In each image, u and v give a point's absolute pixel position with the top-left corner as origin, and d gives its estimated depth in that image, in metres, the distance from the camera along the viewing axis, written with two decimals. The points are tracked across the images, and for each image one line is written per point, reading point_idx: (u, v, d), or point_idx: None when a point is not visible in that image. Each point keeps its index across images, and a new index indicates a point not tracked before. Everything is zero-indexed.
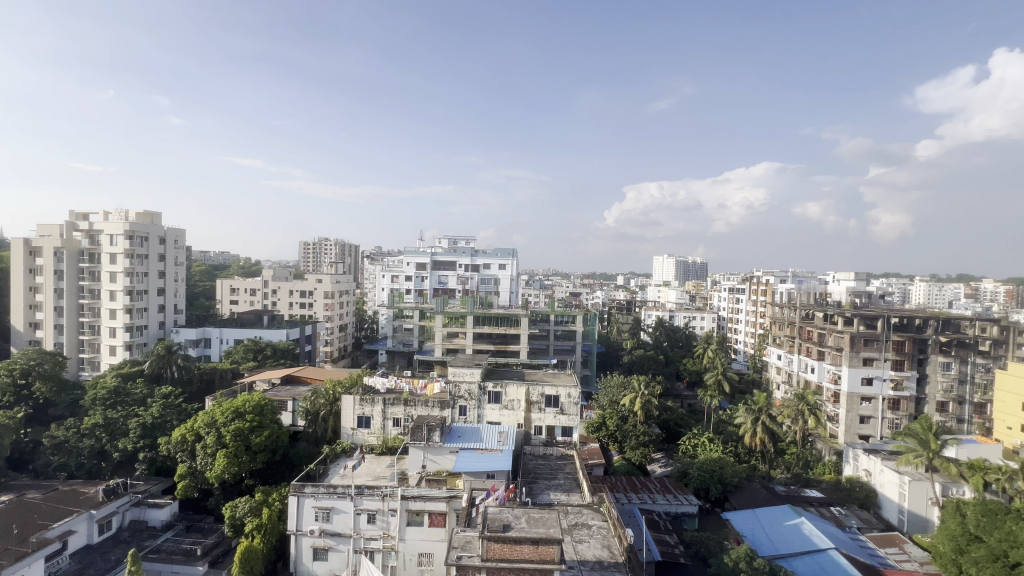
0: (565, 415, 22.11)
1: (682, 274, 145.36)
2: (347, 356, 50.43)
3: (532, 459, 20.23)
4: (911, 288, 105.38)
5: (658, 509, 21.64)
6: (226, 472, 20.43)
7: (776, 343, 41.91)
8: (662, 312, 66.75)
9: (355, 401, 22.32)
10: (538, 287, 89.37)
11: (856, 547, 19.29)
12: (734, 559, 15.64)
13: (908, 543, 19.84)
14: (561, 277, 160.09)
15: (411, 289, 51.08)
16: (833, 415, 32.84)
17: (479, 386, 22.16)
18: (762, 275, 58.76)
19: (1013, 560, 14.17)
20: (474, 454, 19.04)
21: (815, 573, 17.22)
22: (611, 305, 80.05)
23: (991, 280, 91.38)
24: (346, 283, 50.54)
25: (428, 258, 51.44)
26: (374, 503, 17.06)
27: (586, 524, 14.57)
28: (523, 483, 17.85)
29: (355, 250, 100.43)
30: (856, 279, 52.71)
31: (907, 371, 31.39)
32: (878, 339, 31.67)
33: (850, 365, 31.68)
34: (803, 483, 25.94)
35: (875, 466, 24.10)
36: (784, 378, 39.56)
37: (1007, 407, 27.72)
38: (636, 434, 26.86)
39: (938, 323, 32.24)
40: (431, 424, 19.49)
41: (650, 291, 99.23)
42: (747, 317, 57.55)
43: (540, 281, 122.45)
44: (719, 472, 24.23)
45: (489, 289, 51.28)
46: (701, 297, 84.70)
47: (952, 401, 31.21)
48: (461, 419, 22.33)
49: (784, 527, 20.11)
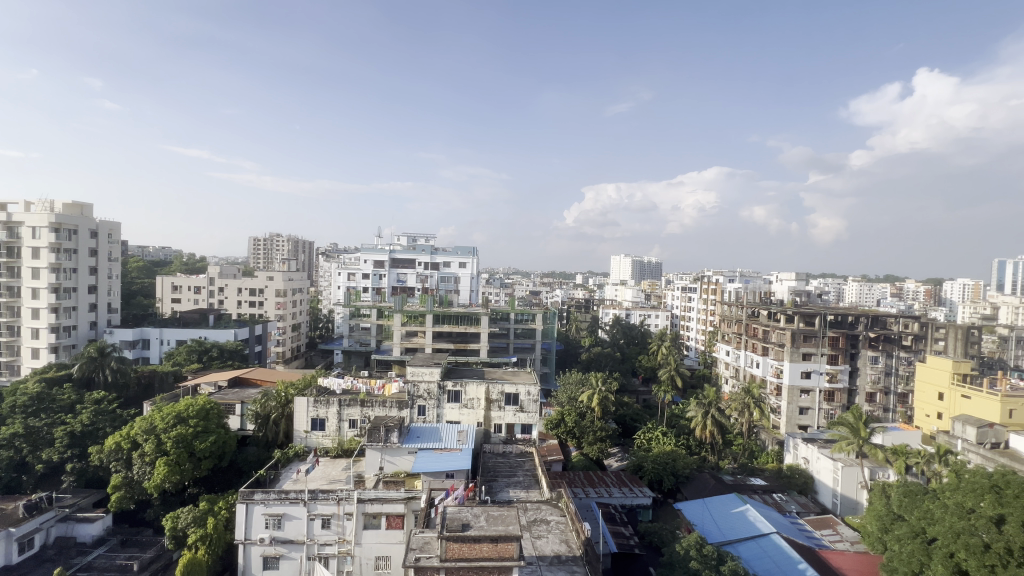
0: (525, 413, 22.30)
1: (638, 273, 149.76)
2: (301, 356, 48.72)
3: (491, 458, 20.23)
4: (844, 287, 113.27)
5: (614, 502, 22.24)
6: (167, 482, 19.26)
7: (725, 340, 43.99)
8: (619, 311, 68.62)
9: (309, 402, 21.61)
10: (499, 286, 89.65)
11: (795, 530, 20.59)
12: (685, 547, 16.31)
13: (841, 524, 21.40)
14: (521, 276, 161.01)
15: (368, 287, 49.98)
16: (775, 407, 34.86)
17: (439, 385, 21.98)
18: (712, 275, 61.53)
19: (929, 535, 15.47)
20: (433, 454, 18.90)
21: (758, 557, 18.27)
22: (570, 303, 81.41)
23: (913, 280, 99.74)
24: (299, 281, 48.73)
25: (387, 256, 50.47)
26: (329, 508, 16.58)
27: (545, 520, 14.79)
28: (482, 482, 17.86)
29: (309, 247, 96.99)
30: (797, 279, 56.18)
31: (841, 365, 33.78)
32: (816, 336, 33.94)
33: (792, 359, 33.74)
34: (748, 472, 27.48)
35: (812, 453, 25.82)
36: (731, 373, 41.62)
37: (925, 396, 30.41)
38: (594, 429, 27.46)
39: (867, 320, 34.92)
40: (388, 425, 19.14)
41: (607, 290, 101.70)
42: (698, 315, 60.02)
43: (500, 279, 122.64)
44: (672, 464, 25.21)
45: (449, 288, 50.84)
46: (656, 295, 87.55)
47: (880, 391, 33.87)
48: (420, 419, 22.11)
49: (731, 515, 21.20)
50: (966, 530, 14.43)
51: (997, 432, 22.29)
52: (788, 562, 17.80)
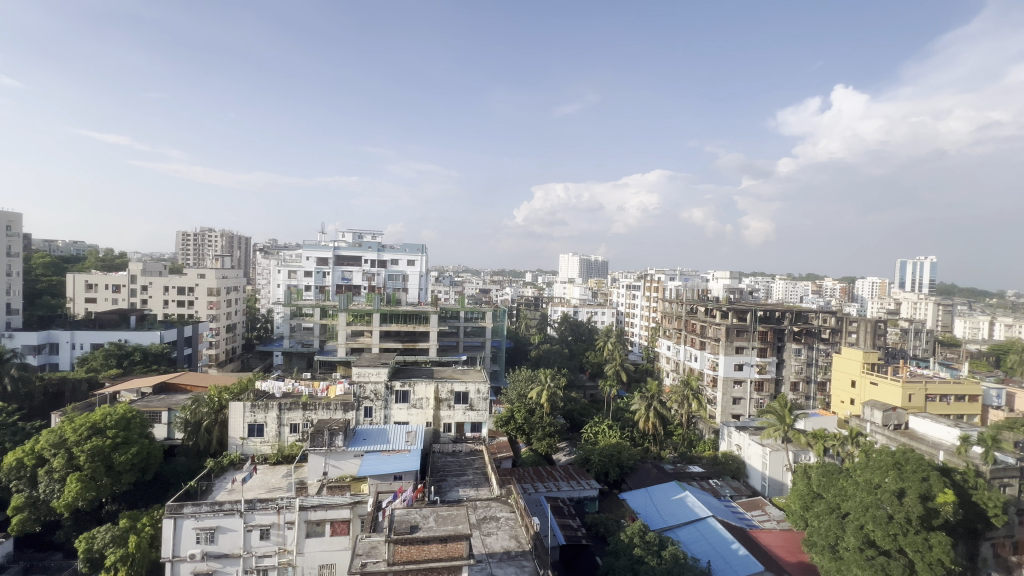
0: (475, 411, 22.21)
1: (586, 271, 153.22)
2: (236, 359, 45.87)
3: (440, 457, 19.97)
4: (771, 284, 121.64)
5: (562, 496, 22.68)
6: (80, 500, 17.51)
7: (666, 335, 45.97)
8: (567, 308, 70.04)
9: (245, 407, 20.39)
10: (448, 283, 88.79)
11: (729, 512, 21.92)
12: (629, 536, 16.94)
13: (769, 505, 23.04)
14: (470, 275, 160.19)
15: (310, 285, 47.81)
16: (711, 397, 36.93)
17: (386, 385, 21.46)
18: (655, 274, 64.15)
19: (843, 510, 16.95)
20: (380, 456, 18.42)
21: (696, 540, 19.30)
22: (519, 301, 82.13)
23: (830, 279, 109.07)
24: (234, 279, 45.82)
25: (331, 252, 48.55)
26: (268, 517, 15.76)
27: (495, 517, 14.84)
28: (431, 482, 17.64)
29: (245, 242, 91.31)
30: (731, 277, 59.74)
31: (769, 357, 36.33)
32: (747, 330, 36.25)
33: (726, 353, 35.85)
34: (687, 460, 29.00)
35: (744, 440, 27.60)
36: (672, 367, 43.65)
37: (840, 384, 33.35)
38: (543, 425, 27.87)
39: (792, 315, 37.76)
40: (333, 429, 18.47)
41: (557, 288, 103.51)
42: (642, 312, 62.41)
43: (449, 275, 121.30)
44: (618, 456, 26.04)
45: (397, 286, 49.61)
46: (602, 293, 89.92)
47: (802, 380, 36.83)
48: (367, 421, 21.46)
49: (672, 501, 22.24)
50: (874, 504, 16.03)
51: (899, 414, 24.83)
52: (723, 543, 18.94)
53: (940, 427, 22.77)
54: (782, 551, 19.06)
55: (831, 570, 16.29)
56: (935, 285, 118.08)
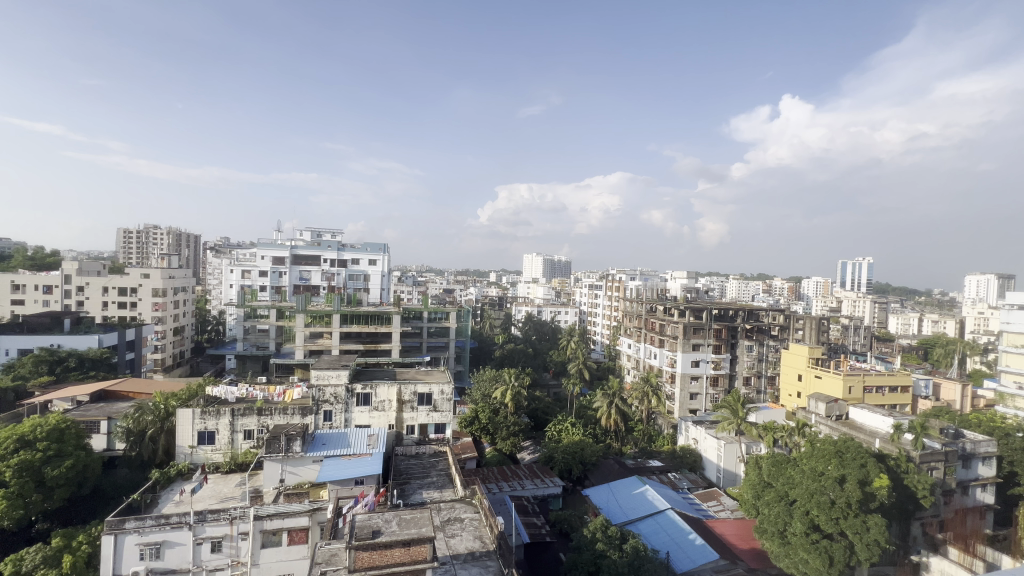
0: (438, 412, 21.96)
1: (550, 271, 154.67)
2: (184, 363, 43.48)
3: (403, 460, 19.66)
4: (725, 283, 126.72)
5: (526, 494, 22.81)
6: (5, 519, 16.12)
7: (627, 333, 47.08)
8: (531, 308, 70.54)
9: (195, 414, 19.39)
10: (412, 283, 87.55)
11: (686, 504, 22.70)
12: (592, 531, 17.23)
13: (723, 495, 24.03)
14: (434, 275, 158.43)
15: (266, 285, 45.98)
16: (670, 393, 38.16)
17: (347, 388, 20.91)
18: (616, 274, 65.61)
19: (791, 498, 17.80)
20: (340, 461, 17.95)
21: (655, 533, 19.89)
22: (484, 301, 82.04)
23: (779, 279, 114.91)
24: (182, 279, 43.40)
25: (287, 251, 46.76)
26: (220, 529, 15.05)
27: (459, 518, 14.75)
28: (394, 485, 17.33)
29: (195, 240, 86.61)
30: (688, 277, 61.87)
31: (723, 353, 37.88)
32: (703, 328, 37.65)
33: (683, 350, 37.10)
34: (647, 455, 29.84)
35: (700, 434, 28.65)
36: (632, 364, 44.75)
37: (788, 377, 35.20)
38: (507, 425, 27.94)
39: (744, 313, 39.54)
40: (290, 434, 17.86)
41: (521, 288, 103.97)
42: (604, 311, 63.63)
43: (413, 276, 119.60)
44: (581, 453, 26.44)
45: (357, 286, 48.34)
46: (566, 293, 91.13)
47: (754, 375, 38.60)
48: (327, 425, 20.85)
49: (633, 495, 22.79)
50: (818, 490, 17.05)
51: (840, 406, 26.41)
52: (680, 534, 19.60)
53: (876, 417, 24.43)
54: (735, 539, 19.96)
55: (779, 555, 17.22)
56: (871, 284, 126.65)
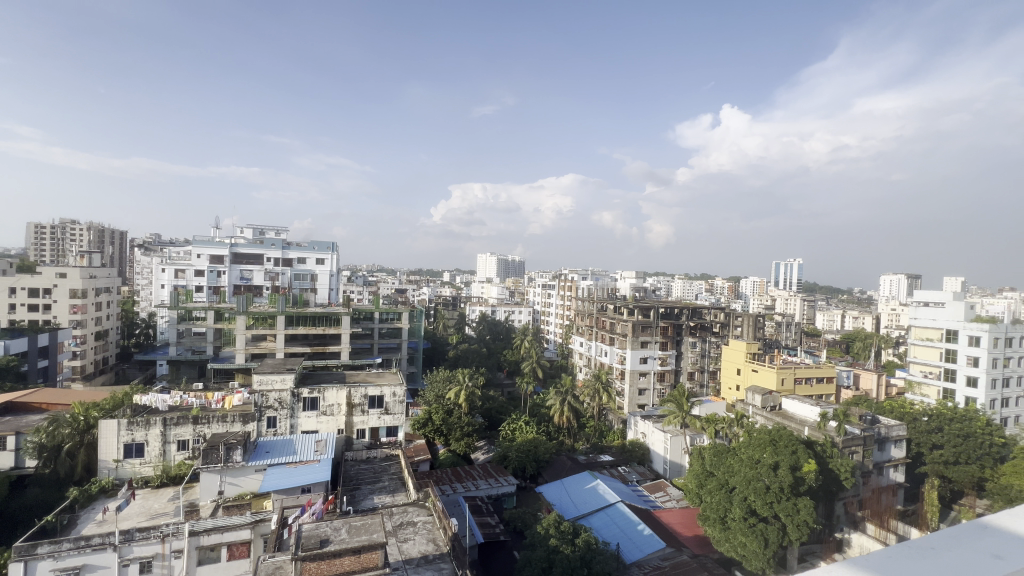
0: (390, 415, 21.42)
1: (504, 270, 155.30)
2: (108, 371, 39.98)
3: (353, 465, 19.08)
4: (671, 283, 132.19)
5: (480, 494, 22.78)
6: None
7: (578, 332, 48.13)
8: (485, 308, 70.57)
9: (120, 425, 17.90)
10: (362, 283, 85.09)
11: (635, 496, 23.48)
12: (545, 527, 17.44)
13: (670, 486, 25.05)
14: (386, 275, 154.76)
15: (202, 286, 43.19)
16: (620, 389, 39.39)
17: (292, 393, 20.00)
18: (568, 274, 66.94)
19: (730, 485, 18.81)
20: (285, 469, 17.15)
21: (606, 526, 20.41)
22: (438, 300, 81.18)
23: (720, 279, 121.45)
24: (105, 279, 39.91)
25: (226, 249, 44.10)
26: (150, 548, 13.95)
27: (411, 522, 14.49)
28: (344, 492, 16.76)
29: (120, 236, 79.78)
30: (637, 277, 64.15)
31: (669, 350, 39.51)
32: (651, 326, 39.10)
33: (632, 348, 38.40)
34: (598, 450, 30.65)
35: (648, 428, 29.73)
36: (584, 362, 45.78)
37: (728, 371, 37.27)
38: (461, 425, 27.73)
39: (688, 312, 41.46)
40: (230, 443, 16.88)
41: (475, 288, 103.81)
42: (557, 311, 64.71)
43: (364, 275, 116.55)
44: (534, 451, 26.69)
45: (304, 286, 46.34)
46: (519, 292, 91.90)
47: (697, 370, 40.57)
48: (270, 432, 19.86)
49: (585, 490, 23.28)
50: (754, 477, 18.16)
51: (774, 397, 28.22)
52: (630, 525, 20.25)
53: (805, 406, 26.33)
54: (680, 527, 20.87)
55: (720, 540, 18.20)
56: (800, 283, 136.65)
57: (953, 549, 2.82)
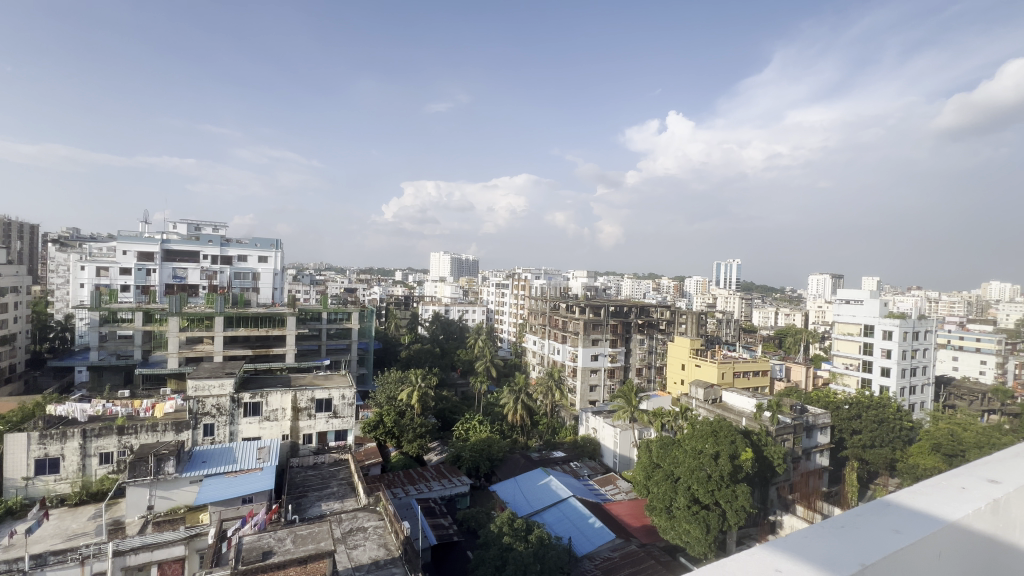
0: (339, 418, 20.65)
1: (457, 270, 154.02)
2: (17, 379, 36.08)
3: (299, 472, 18.27)
4: (622, 282, 136.21)
5: (433, 496, 22.49)
6: None
7: (532, 331, 48.67)
8: (438, 308, 69.87)
9: (31, 439, 16.22)
10: (310, 283, 81.82)
11: (587, 490, 23.98)
12: (499, 526, 17.46)
13: (619, 479, 25.81)
14: (334, 274, 149.61)
15: (129, 285, 39.92)
16: (572, 386, 40.19)
17: (232, 398, 18.85)
18: (522, 274, 67.54)
19: (675, 475, 19.63)
20: (224, 479, 16.15)
21: (559, 521, 20.73)
22: (390, 299, 79.44)
23: (666, 278, 126.69)
24: (13, 278, 36.01)
25: (156, 246, 40.87)
26: (68, 572, 12.74)
27: (361, 528, 14.02)
28: (289, 500, 16.00)
29: (32, 231, 72.25)
30: (588, 277, 65.76)
31: (618, 347, 40.75)
32: (602, 324, 40.17)
33: (584, 346, 39.26)
34: (551, 446, 31.10)
35: (598, 423, 30.52)
36: (537, 360, 46.38)
37: (673, 367, 38.93)
38: (413, 426, 27.26)
39: (636, 310, 42.92)
40: (161, 454, 15.69)
41: (428, 287, 102.44)
42: (510, 309, 65.11)
43: (311, 275, 112.04)
44: (488, 449, 26.64)
45: (245, 286, 43.86)
46: (473, 292, 91.75)
47: (645, 366, 42.14)
48: (207, 440, 18.64)
49: (538, 486, 23.54)
50: (697, 467, 19.10)
51: (715, 391, 29.77)
52: (582, 519, 20.67)
53: (743, 398, 28.00)
54: (629, 518, 21.59)
55: (665, 528, 18.94)
56: (739, 283, 145.19)
57: (860, 526, 3.06)
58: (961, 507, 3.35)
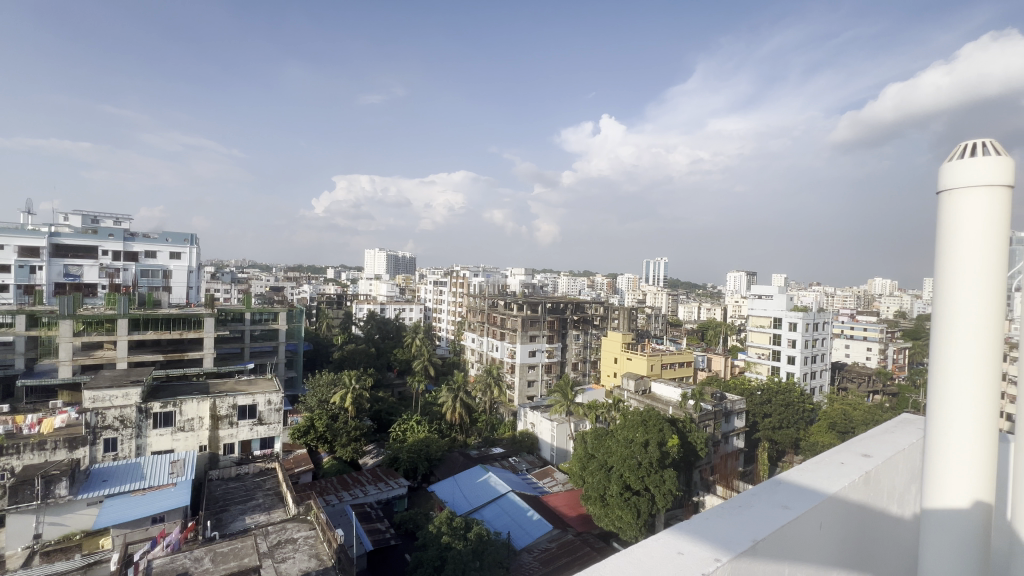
0: (264, 425, 19.32)
1: (393, 268, 149.84)
2: None
3: (219, 484, 16.94)
4: (559, 279, 138.84)
5: (369, 500, 21.76)
6: None
7: (470, 328, 48.50)
8: (374, 306, 67.60)
9: None
10: (229, 281, 75.81)
11: (525, 484, 24.32)
12: (437, 526, 17.24)
13: (556, 472, 26.46)
14: (259, 272, 139.82)
15: (8, 285, 34.90)
16: (510, 382, 40.52)
17: (138, 409, 17.07)
18: (460, 271, 67.01)
19: (609, 465, 20.43)
20: (130, 498, 14.57)
21: (498, 517, 20.86)
22: (321, 298, 75.64)
23: (600, 276, 131.45)
24: None
25: (43, 240, 36.03)
26: None
27: (290, 539, 13.16)
28: (207, 516, 14.78)
29: None
30: (526, 274, 66.56)
31: (555, 343, 41.66)
32: (539, 321, 40.85)
33: (522, 342, 39.71)
34: (490, 443, 31.20)
35: (536, 418, 31.06)
36: (476, 357, 46.30)
37: (607, 360, 40.42)
38: (347, 430, 26.16)
39: (572, 306, 44.09)
40: (50, 475, 13.90)
41: (362, 285, 98.79)
42: (449, 307, 64.42)
43: (231, 273, 103.88)
44: (426, 450, 26.16)
45: (153, 284, 39.83)
46: (410, 289, 89.73)
47: (580, 361, 43.48)
48: (109, 457, 16.76)
49: (476, 484, 23.53)
50: (629, 455, 20.02)
51: (644, 382, 31.30)
52: (521, 513, 20.94)
53: (670, 388, 29.71)
54: (566, 509, 22.21)
55: (600, 516, 19.73)
56: (666, 280, 153.72)
57: (755, 504, 3.34)
58: (838, 481, 3.77)
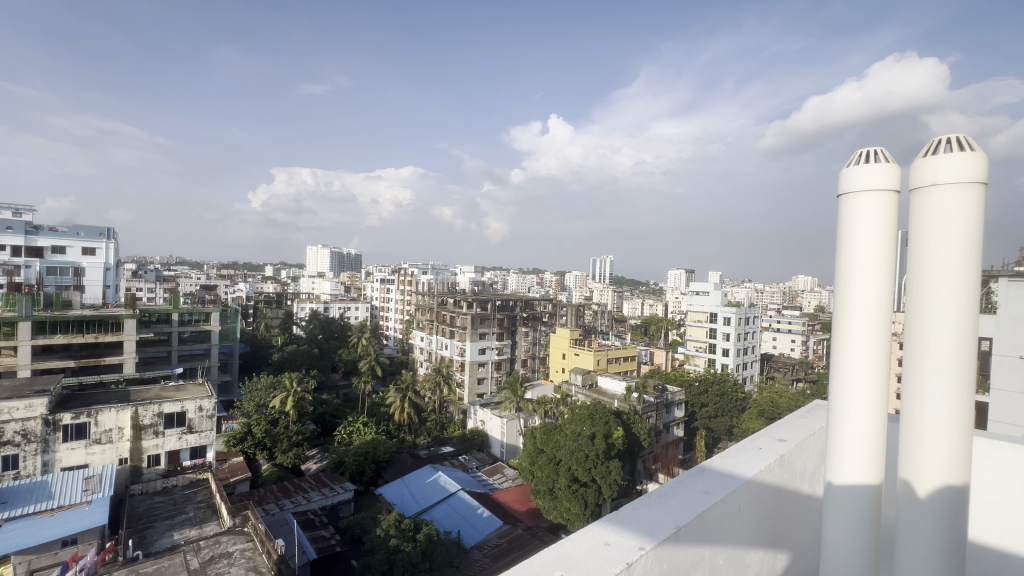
0: (194, 434, 17.97)
1: (337, 265, 144.22)
2: None
3: (143, 500, 15.60)
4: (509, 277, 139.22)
5: (313, 507, 20.85)
6: None
7: (419, 327, 47.67)
8: (317, 305, 64.76)
9: None
10: (151, 279, 69.63)
11: (475, 482, 24.31)
12: (385, 529, 16.84)
13: (506, 468, 26.64)
14: (187, 270, 129.88)
15: None
16: (460, 380, 40.26)
17: (45, 421, 15.41)
18: (408, 269, 65.74)
19: (558, 459, 20.80)
20: (35, 520, 13.08)
21: (448, 517, 20.69)
22: (258, 297, 71.54)
23: (549, 274, 133.43)
24: None
25: None
26: None
27: (226, 553, 12.31)
28: (129, 534, 13.57)
29: None
30: (475, 272, 66.32)
31: (505, 340, 41.85)
32: (489, 318, 40.85)
33: (471, 340, 39.55)
34: (439, 442, 30.91)
35: (486, 415, 31.14)
36: (425, 356, 45.60)
37: (555, 356, 41.08)
38: (288, 435, 24.84)
39: (521, 304, 44.37)
40: None
41: (304, 284, 94.41)
42: (396, 305, 62.98)
43: (154, 271, 95.59)
44: (373, 452, 25.49)
45: (63, 283, 35.91)
46: (356, 287, 86.77)
47: (529, 357, 44.02)
48: (8, 476, 15.05)
49: (426, 484, 23.20)
50: (577, 448, 20.45)
51: (591, 376, 32.15)
52: (471, 511, 20.91)
53: (614, 382, 30.81)
54: (516, 504, 22.41)
55: (549, 509, 20.05)
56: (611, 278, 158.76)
57: (678, 491, 3.52)
58: (756, 466, 4.05)
